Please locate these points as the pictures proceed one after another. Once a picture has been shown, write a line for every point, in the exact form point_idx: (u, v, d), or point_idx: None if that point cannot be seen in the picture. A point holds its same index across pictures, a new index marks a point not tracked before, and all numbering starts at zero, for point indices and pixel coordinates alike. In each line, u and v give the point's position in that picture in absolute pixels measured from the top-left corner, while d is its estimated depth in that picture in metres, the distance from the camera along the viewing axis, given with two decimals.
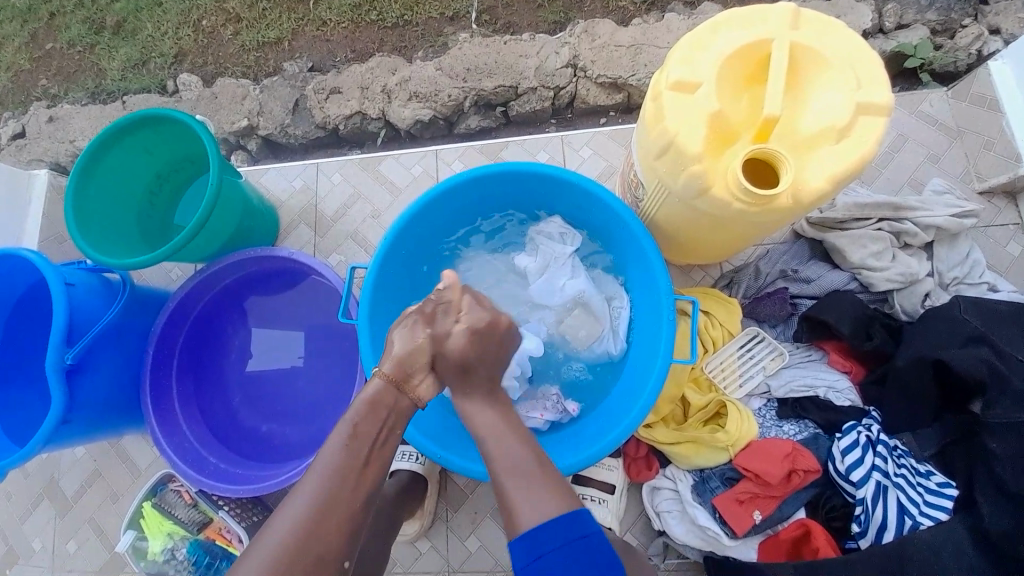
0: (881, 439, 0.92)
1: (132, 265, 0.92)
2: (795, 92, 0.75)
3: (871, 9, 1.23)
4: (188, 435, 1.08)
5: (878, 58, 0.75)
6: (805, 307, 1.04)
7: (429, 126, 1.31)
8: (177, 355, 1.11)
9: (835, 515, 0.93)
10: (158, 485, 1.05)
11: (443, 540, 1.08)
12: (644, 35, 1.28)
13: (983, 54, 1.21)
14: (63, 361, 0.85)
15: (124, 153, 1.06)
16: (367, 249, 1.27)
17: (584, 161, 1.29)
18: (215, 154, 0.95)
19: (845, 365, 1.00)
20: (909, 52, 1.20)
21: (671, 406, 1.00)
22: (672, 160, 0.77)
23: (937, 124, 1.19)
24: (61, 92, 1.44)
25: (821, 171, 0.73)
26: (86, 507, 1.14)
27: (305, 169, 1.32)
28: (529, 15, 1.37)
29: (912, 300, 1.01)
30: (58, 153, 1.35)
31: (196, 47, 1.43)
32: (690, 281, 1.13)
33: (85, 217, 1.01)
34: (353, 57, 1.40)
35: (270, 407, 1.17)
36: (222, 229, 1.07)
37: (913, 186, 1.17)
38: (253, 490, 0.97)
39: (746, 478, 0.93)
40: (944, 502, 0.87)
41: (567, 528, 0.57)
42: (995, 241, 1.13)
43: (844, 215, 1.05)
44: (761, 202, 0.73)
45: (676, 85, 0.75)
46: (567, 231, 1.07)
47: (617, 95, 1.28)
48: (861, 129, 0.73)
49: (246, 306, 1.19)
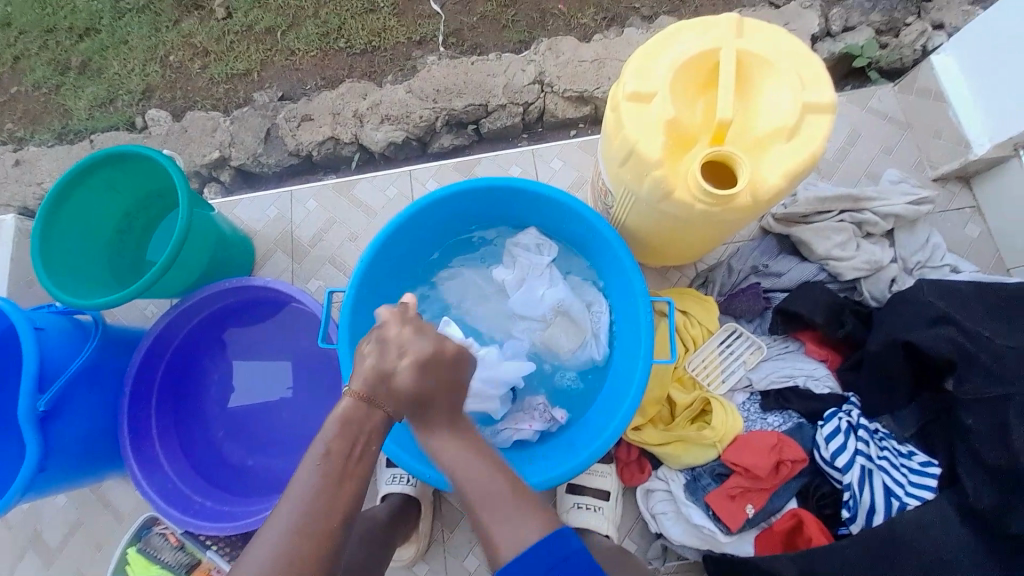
0: (862, 423, 0.94)
1: (102, 306, 0.90)
2: (745, 96, 0.79)
3: (817, 14, 1.29)
4: (171, 475, 1.06)
5: (817, 58, 0.79)
6: (779, 299, 1.07)
7: (403, 147, 1.33)
8: (155, 393, 1.08)
9: (826, 503, 0.95)
10: (142, 529, 1.02)
11: (442, 560, 1.06)
12: (606, 49, 1.33)
13: (928, 49, 1.28)
14: (35, 409, 0.83)
15: (90, 192, 1.05)
16: (346, 272, 1.27)
17: (556, 172, 1.31)
18: (184, 188, 0.94)
19: (821, 353, 1.03)
20: (856, 53, 1.27)
21: (657, 407, 1.01)
22: (634, 169, 0.80)
23: (888, 119, 1.25)
24: (27, 135, 1.42)
25: (775, 170, 0.76)
26: (67, 559, 1.10)
27: (279, 196, 1.32)
28: (494, 35, 1.41)
29: (879, 286, 1.05)
30: (26, 197, 1.33)
31: (164, 82, 1.43)
32: (667, 283, 1.16)
33: (53, 260, 1.00)
34: (323, 84, 1.41)
35: (255, 439, 1.15)
36: (197, 261, 1.07)
37: (871, 178, 1.22)
38: (241, 526, 0.94)
39: (735, 473, 0.94)
40: (927, 482, 0.89)
41: (550, 550, 0.59)
42: (953, 225, 1.18)
43: (807, 209, 1.09)
44: (720, 202, 0.76)
45: (631, 96, 0.78)
46: (543, 242, 1.09)
47: (585, 107, 1.32)
48: (809, 128, 0.76)
49: (225, 338, 1.18)
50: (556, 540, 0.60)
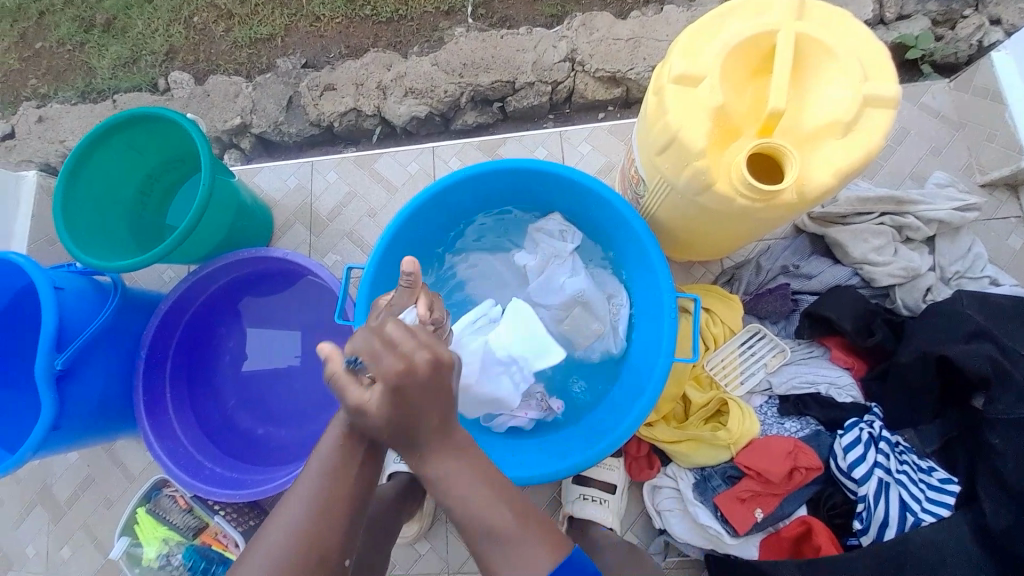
0: (883, 435, 0.91)
1: (122, 269, 0.90)
2: (799, 86, 0.74)
3: (871, 0, 1.22)
4: (184, 440, 1.07)
5: (882, 47, 0.73)
6: (807, 302, 1.04)
7: (425, 122, 1.29)
8: (170, 359, 1.09)
9: (836, 513, 0.93)
10: (153, 490, 1.04)
11: (443, 540, 1.08)
12: (643, 28, 1.26)
13: (984, 45, 1.20)
14: (53, 367, 0.84)
15: (114, 152, 1.04)
16: (362, 248, 1.26)
17: (583, 157, 1.27)
18: (206, 153, 0.93)
19: (847, 361, 1.00)
20: (910, 44, 1.19)
21: (671, 404, 1.00)
22: (673, 157, 0.76)
23: (938, 116, 1.18)
24: (51, 91, 1.42)
25: (826, 167, 0.72)
26: (81, 512, 1.14)
27: (299, 166, 1.30)
28: (526, 8, 1.35)
29: (914, 295, 1.00)
30: (49, 154, 1.34)
31: (187, 44, 1.40)
32: (690, 278, 1.13)
33: (76, 220, 1.00)
34: (347, 53, 1.37)
35: (266, 409, 1.16)
36: (217, 229, 1.06)
37: (915, 180, 1.15)
38: (249, 495, 0.95)
39: (747, 477, 0.92)
40: (945, 499, 0.86)
41: None
42: (998, 234, 1.12)
43: (846, 209, 1.04)
44: (764, 197, 0.72)
45: (679, 78, 0.74)
46: (567, 228, 1.05)
47: (615, 89, 1.26)
48: (867, 124, 0.72)
49: (239, 306, 1.18)
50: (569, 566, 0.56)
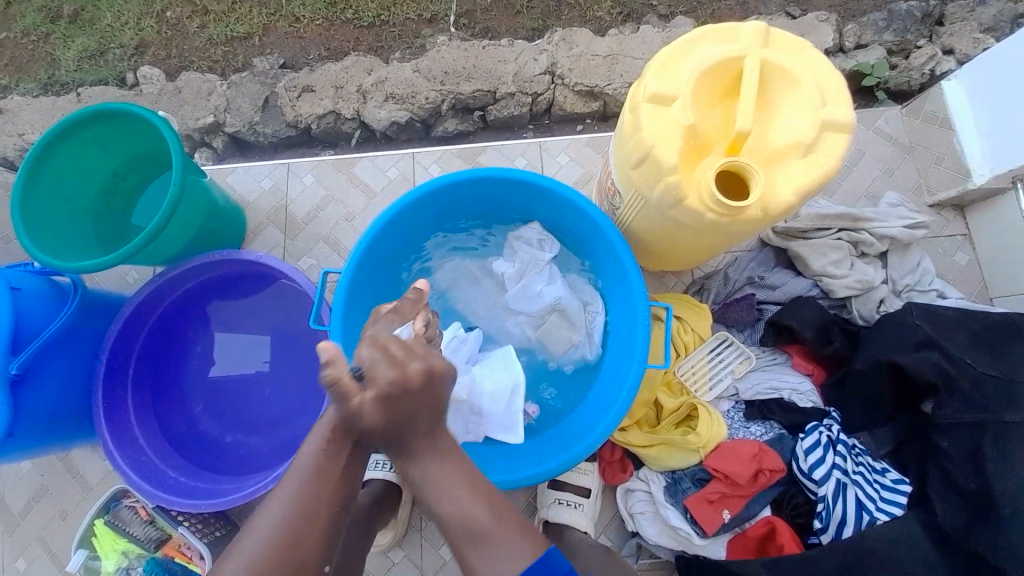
0: (841, 438, 0.96)
1: (84, 269, 0.87)
2: (763, 109, 0.79)
3: (832, 29, 1.30)
4: (146, 448, 1.03)
5: (838, 74, 0.79)
6: (771, 311, 1.09)
7: (406, 128, 1.30)
8: (133, 364, 1.05)
9: (798, 513, 0.98)
10: (112, 501, 1.00)
11: (418, 547, 1.07)
12: (620, 45, 1.30)
13: (936, 73, 1.29)
14: (7, 371, 0.80)
15: (79, 148, 1.01)
16: (339, 252, 1.25)
17: (561, 167, 1.30)
18: (178, 151, 0.91)
19: (807, 368, 1.05)
20: (867, 71, 1.28)
21: (644, 409, 1.03)
22: (647, 172, 0.80)
23: (891, 140, 1.26)
24: (10, 82, 1.35)
25: (788, 185, 0.76)
26: (32, 526, 1.08)
27: (275, 168, 1.28)
28: (507, 20, 1.38)
29: (868, 306, 1.07)
30: (6, 148, 1.27)
31: (159, 39, 1.37)
32: (663, 287, 1.17)
33: (34, 217, 0.96)
34: (327, 56, 1.37)
35: (234, 416, 1.13)
36: (187, 229, 1.03)
37: (870, 199, 1.23)
38: (216, 504, 0.93)
39: (716, 479, 0.96)
40: (898, 498, 0.92)
41: (542, 572, 0.56)
42: (943, 250, 1.20)
43: (807, 225, 1.11)
44: (731, 212, 0.76)
45: (653, 97, 0.77)
46: (546, 237, 1.08)
47: (593, 103, 1.30)
48: (825, 146, 0.77)
49: (208, 310, 1.15)
50: (546, 561, 0.56)
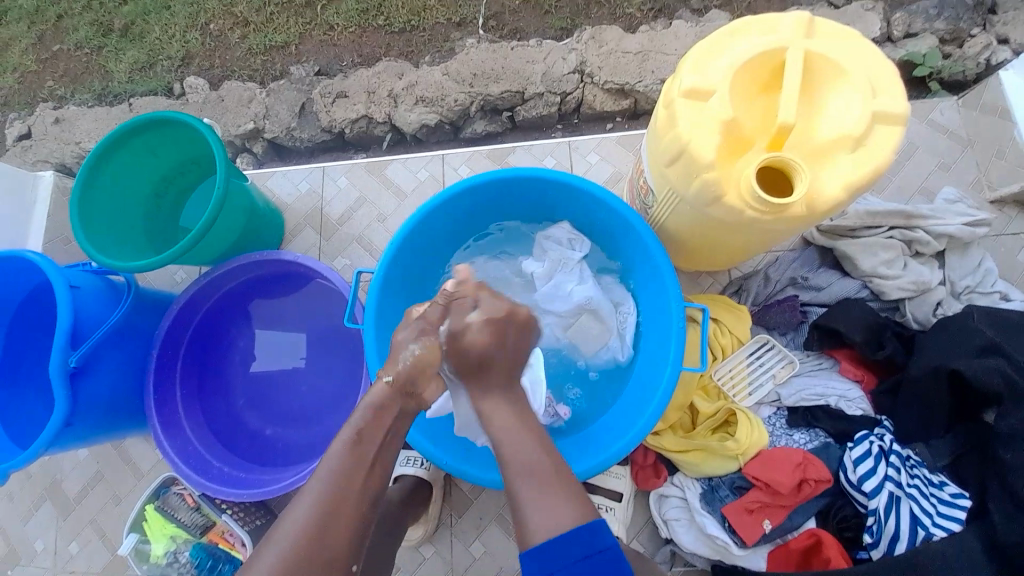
0: (894, 449, 0.91)
1: (138, 268, 0.91)
2: (807, 100, 0.75)
3: (878, 17, 1.24)
4: (192, 439, 1.07)
5: (890, 62, 0.75)
6: (816, 314, 1.04)
7: (435, 130, 1.31)
8: (181, 358, 1.10)
9: (846, 526, 0.92)
10: (160, 488, 1.04)
11: (447, 546, 1.07)
12: (652, 41, 1.28)
13: (991, 63, 1.21)
14: (67, 364, 0.84)
15: (130, 156, 1.06)
16: (372, 253, 1.27)
17: (592, 166, 1.28)
18: (222, 157, 0.94)
19: (855, 373, 1.00)
20: (917, 61, 1.21)
21: (679, 414, 1.00)
22: (684, 168, 0.77)
23: (945, 132, 1.19)
24: (68, 93, 1.44)
25: (835, 180, 0.73)
26: (84, 512, 1.13)
27: (311, 172, 1.32)
28: (536, 21, 1.38)
29: (924, 309, 1.01)
30: (64, 155, 1.36)
31: (203, 50, 1.43)
32: (697, 287, 1.13)
33: (91, 220, 1.01)
34: (359, 62, 1.40)
35: (273, 410, 1.16)
36: (230, 231, 1.07)
37: (923, 195, 1.16)
38: (258, 494, 0.95)
39: (756, 488, 0.92)
40: (956, 513, 0.86)
41: (585, 541, 0.56)
42: (1005, 249, 1.12)
43: (855, 223, 1.05)
44: (774, 209, 0.73)
45: (688, 92, 0.75)
46: (575, 236, 1.06)
47: (624, 101, 1.28)
48: (875, 139, 0.73)
49: (250, 307, 1.19)
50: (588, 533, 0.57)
